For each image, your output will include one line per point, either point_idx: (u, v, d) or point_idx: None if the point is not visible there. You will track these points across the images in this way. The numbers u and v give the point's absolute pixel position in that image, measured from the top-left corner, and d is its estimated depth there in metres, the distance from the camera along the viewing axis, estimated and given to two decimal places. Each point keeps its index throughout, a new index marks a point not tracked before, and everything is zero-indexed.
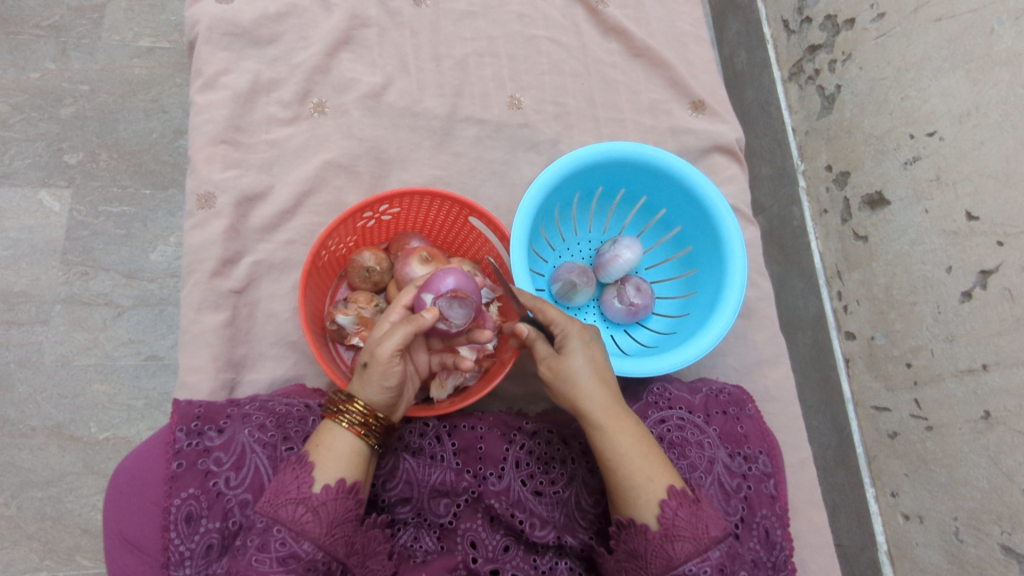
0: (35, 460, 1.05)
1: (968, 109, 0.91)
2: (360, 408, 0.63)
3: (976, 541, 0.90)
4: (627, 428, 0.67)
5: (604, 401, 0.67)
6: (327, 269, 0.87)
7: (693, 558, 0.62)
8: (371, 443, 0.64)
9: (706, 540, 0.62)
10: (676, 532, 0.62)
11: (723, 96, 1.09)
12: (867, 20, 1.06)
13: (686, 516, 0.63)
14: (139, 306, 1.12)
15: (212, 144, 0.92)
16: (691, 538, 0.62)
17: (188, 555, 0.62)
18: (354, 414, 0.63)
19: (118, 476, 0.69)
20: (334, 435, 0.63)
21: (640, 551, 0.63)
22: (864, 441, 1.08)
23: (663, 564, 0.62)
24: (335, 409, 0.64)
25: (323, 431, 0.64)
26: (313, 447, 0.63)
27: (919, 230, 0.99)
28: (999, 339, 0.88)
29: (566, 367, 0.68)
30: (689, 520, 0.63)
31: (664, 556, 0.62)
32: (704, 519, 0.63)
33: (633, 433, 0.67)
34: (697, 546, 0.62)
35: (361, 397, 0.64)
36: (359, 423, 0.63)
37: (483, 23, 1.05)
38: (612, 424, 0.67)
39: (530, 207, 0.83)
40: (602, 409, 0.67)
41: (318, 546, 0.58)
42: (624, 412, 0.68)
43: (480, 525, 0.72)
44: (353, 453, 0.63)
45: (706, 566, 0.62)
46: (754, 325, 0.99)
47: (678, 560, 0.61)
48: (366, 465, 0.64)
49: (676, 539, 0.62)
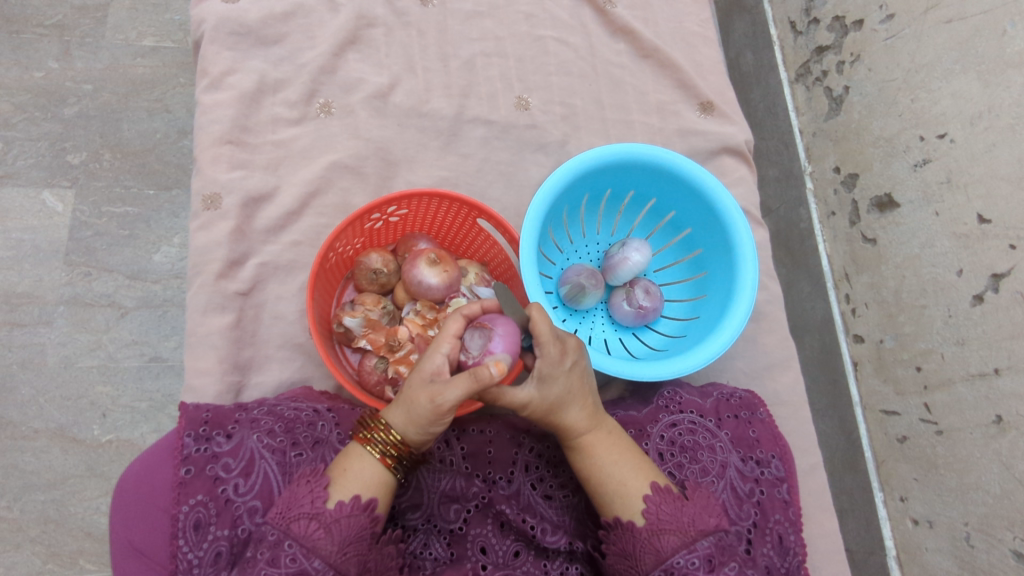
0: (38, 463, 1.04)
1: (980, 111, 0.91)
2: (393, 437, 0.62)
3: (987, 547, 0.89)
4: (601, 439, 0.67)
5: (580, 420, 0.67)
6: (334, 270, 0.86)
7: (681, 550, 0.60)
8: (398, 475, 0.64)
9: (693, 532, 0.61)
10: (661, 526, 0.62)
11: (732, 97, 1.08)
12: (876, 21, 1.05)
13: (670, 510, 0.63)
14: (142, 307, 1.12)
15: (218, 144, 0.91)
16: (677, 530, 0.62)
17: (197, 564, 0.61)
18: (387, 442, 0.62)
19: (125, 482, 0.68)
20: (360, 461, 0.62)
21: (629, 550, 0.63)
22: (873, 445, 1.07)
23: (652, 558, 0.61)
24: (366, 434, 0.63)
25: (348, 454, 0.63)
26: (339, 470, 0.62)
27: (929, 233, 0.98)
28: (1011, 343, 0.87)
29: (545, 399, 0.64)
30: (673, 513, 0.63)
31: (652, 549, 0.61)
32: (690, 514, 0.63)
33: (607, 444, 0.67)
34: (683, 538, 0.61)
35: (397, 426, 0.63)
36: (387, 454, 0.63)
37: (490, 23, 1.04)
38: (588, 438, 0.67)
39: (540, 208, 0.82)
40: (580, 428, 0.67)
41: (329, 564, 0.56)
42: (596, 428, 0.68)
43: (490, 530, 0.71)
44: (379, 482, 0.62)
45: (695, 558, 0.60)
46: (763, 329, 0.98)
47: (667, 553, 0.61)
48: (388, 490, 0.63)
49: (663, 531, 0.62)
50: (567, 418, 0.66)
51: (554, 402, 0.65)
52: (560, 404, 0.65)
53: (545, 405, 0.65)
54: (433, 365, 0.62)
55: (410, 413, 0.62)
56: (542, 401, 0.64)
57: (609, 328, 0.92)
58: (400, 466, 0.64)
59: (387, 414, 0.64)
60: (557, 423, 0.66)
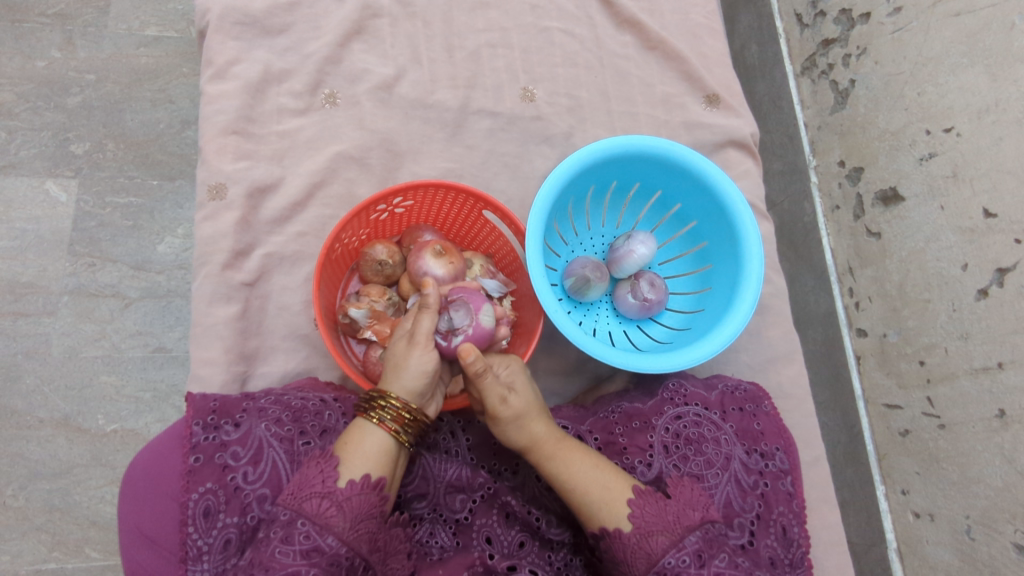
0: (43, 452, 1.04)
1: (987, 105, 0.90)
2: (395, 404, 0.64)
3: (989, 540, 0.90)
4: (576, 448, 0.68)
5: (551, 430, 0.69)
6: (339, 262, 0.86)
7: (670, 550, 0.61)
8: (403, 439, 0.64)
9: (680, 530, 0.62)
10: (648, 528, 0.62)
11: (737, 89, 1.07)
12: (884, 14, 1.05)
13: (654, 510, 0.63)
14: (147, 298, 1.12)
15: (223, 135, 0.91)
16: (664, 530, 0.62)
17: (206, 551, 0.61)
18: (389, 410, 0.64)
19: (133, 471, 0.68)
20: (363, 433, 0.63)
21: (620, 556, 0.63)
22: (875, 439, 1.08)
23: (644, 562, 0.61)
24: (367, 407, 0.65)
25: (352, 430, 0.64)
26: (342, 445, 0.62)
27: (934, 227, 0.98)
28: (1015, 337, 0.87)
29: (522, 402, 0.67)
30: (657, 514, 0.63)
31: (643, 553, 0.61)
32: (674, 512, 0.64)
33: (580, 453, 0.68)
34: (671, 538, 0.62)
35: (394, 392, 0.65)
36: (392, 419, 0.64)
37: (496, 13, 1.04)
38: (562, 448, 0.68)
39: (546, 199, 0.82)
40: (550, 439, 0.68)
41: (342, 541, 0.57)
42: (568, 439, 0.69)
43: (496, 520, 0.71)
44: (381, 452, 0.63)
45: (684, 556, 0.61)
46: (768, 322, 0.99)
47: (658, 555, 0.61)
48: (392, 463, 0.63)
49: (651, 533, 0.62)
50: (537, 428, 0.68)
51: (531, 405, 0.68)
52: (534, 409, 0.68)
53: (523, 407, 0.67)
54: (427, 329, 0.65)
55: (408, 375, 0.65)
56: (521, 402, 0.67)
57: (613, 321, 0.93)
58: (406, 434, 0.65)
59: (382, 387, 0.66)
60: (529, 433, 0.68)
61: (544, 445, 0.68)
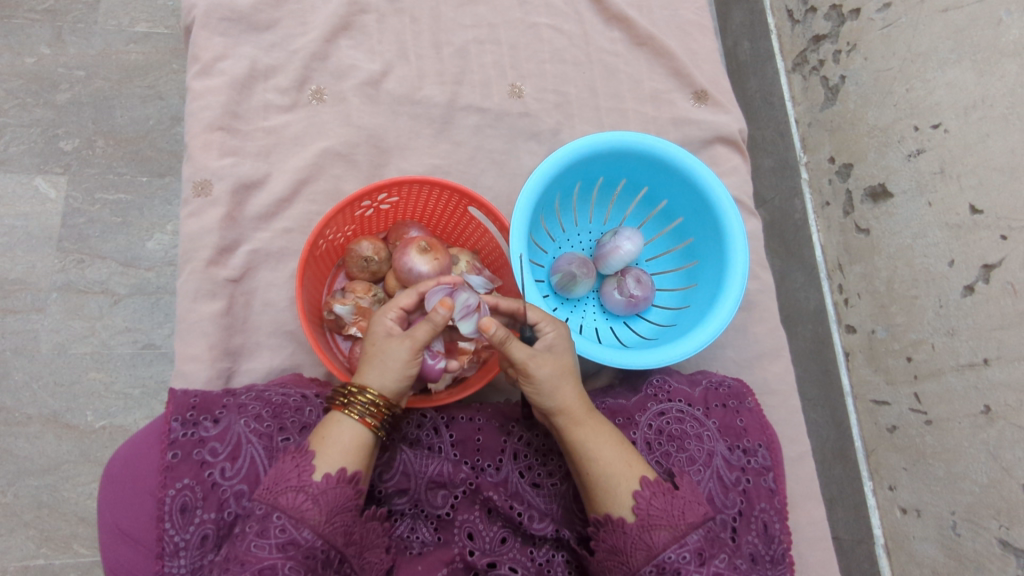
0: (31, 449, 1.04)
1: (974, 101, 0.90)
2: (370, 398, 0.64)
3: (974, 535, 0.90)
4: (603, 424, 0.68)
5: (583, 400, 0.68)
6: (325, 258, 0.86)
7: (671, 546, 0.60)
8: (378, 434, 0.65)
9: (684, 526, 0.61)
10: (652, 521, 0.61)
11: (726, 86, 1.07)
12: (873, 11, 1.05)
13: (661, 504, 0.62)
14: (136, 294, 1.12)
15: (209, 131, 0.91)
16: (668, 525, 0.61)
17: (183, 546, 0.62)
18: (364, 404, 0.64)
19: (112, 467, 0.68)
20: (340, 427, 0.63)
21: (619, 546, 0.62)
22: (863, 434, 1.08)
23: (643, 554, 0.61)
24: (343, 401, 0.64)
25: (328, 423, 0.64)
26: (318, 438, 0.62)
27: (922, 223, 0.98)
28: (1001, 334, 0.87)
29: (558, 362, 0.67)
30: (663, 508, 0.62)
31: (644, 545, 0.61)
32: (680, 506, 0.63)
33: (606, 429, 0.67)
34: (674, 533, 0.61)
35: (373, 387, 0.65)
36: (369, 414, 0.64)
37: (484, 10, 1.03)
38: (591, 420, 0.67)
39: (531, 196, 0.82)
40: (583, 407, 0.67)
41: (318, 534, 0.58)
42: (595, 414, 0.69)
43: (478, 517, 0.71)
44: (358, 445, 0.63)
45: (685, 552, 0.60)
46: (754, 318, 0.99)
47: (659, 548, 0.60)
48: (368, 456, 0.64)
49: (654, 527, 0.61)
50: (569, 392, 0.67)
51: (565, 367, 0.68)
52: (569, 373, 0.68)
53: (557, 367, 0.67)
54: (422, 335, 0.66)
55: (394, 374, 0.65)
56: (554, 361, 0.67)
57: (600, 317, 0.93)
58: (381, 426, 0.65)
59: (358, 380, 0.66)
60: (561, 395, 0.67)
61: (574, 413, 0.67)
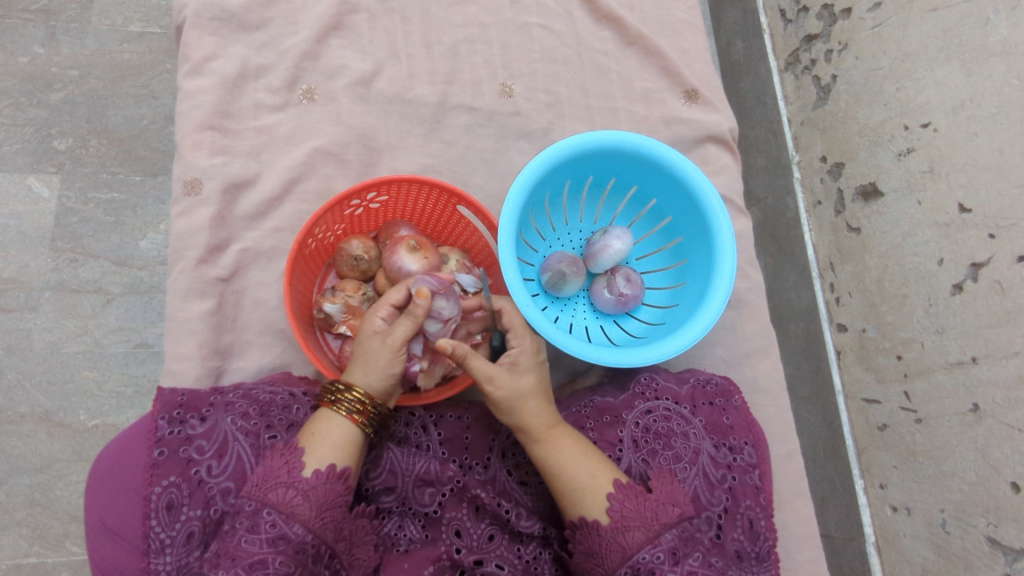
0: (24, 447, 1.05)
1: (963, 100, 0.90)
2: (357, 396, 0.64)
3: (962, 533, 0.90)
4: (569, 435, 0.68)
5: (547, 413, 0.68)
6: (314, 257, 0.86)
7: (645, 546, 0.61)
8: (366, 430, 0.65)
9: (657, 527, 0.62)
10: (625, 523, 0.62)
11: (717, 85, 1.08)
12: (864, 10, 1.05)
13: (633, 506, 0.63)
14: (129, 293, 1.12)
15: (199, 131, 0.91)
16: (642, 526, 0.62)
17: (170, 543, 0.62)
18: (351, 402, 0.64)
19: (99, 465, 0.69)
20: (329, 423, 0.64)
21: (595, 548, 0.63)
22: (853, 433, 1.08)
23: (618, 555, 0.61)
24: (331, 398, 0.65)
25: (317, 419, 0.65)
26: (307, 434, 0.63)
27: (912, 222, 0.98)
28: (988, 332, 0.88)
29: (515, 382, 0.67)
30: (636, 509, 0.63)
31: (618, 547, 0.61)
32: (653, 507, 0.63)
33: (570, 440, 0.67)
34: (648, 534, 0.61)
35: (359, 385, 0.65)
36: (356, 411, 0.64)
37: (475, 9, 1.04)
38: (556, 431, 0.67)
39: (519, 195, 0.82)
40: (545, 422, 0.67)
41: (308, 529, 0.58)
42: (560, 424, 0.68)
43: (465, 514, 0.71)
44: (346, 441, 0.63)
45: (660, 552, 0.60)
46: (744, 317, 0.99)
47: (633, 549, 0.61)
48: (357, 452, 0.64)
49: (627, 528, 0.62)
50: (532, 408, 0.67)
51: (525, 388, 0.67)
52: (530, 394, 0.68)
53: (514, 388, 0.67)
54: (401, 335, 0.65)
55: (377, 374, 0.65)
56: (512, 383, 0.67)
57: (590, 316, 0.93)
58: (369, 423, 0.65)
59: (347, 378, 0.66)
60: (523, 413, 0.67)
61: (536, 430, 0.67)
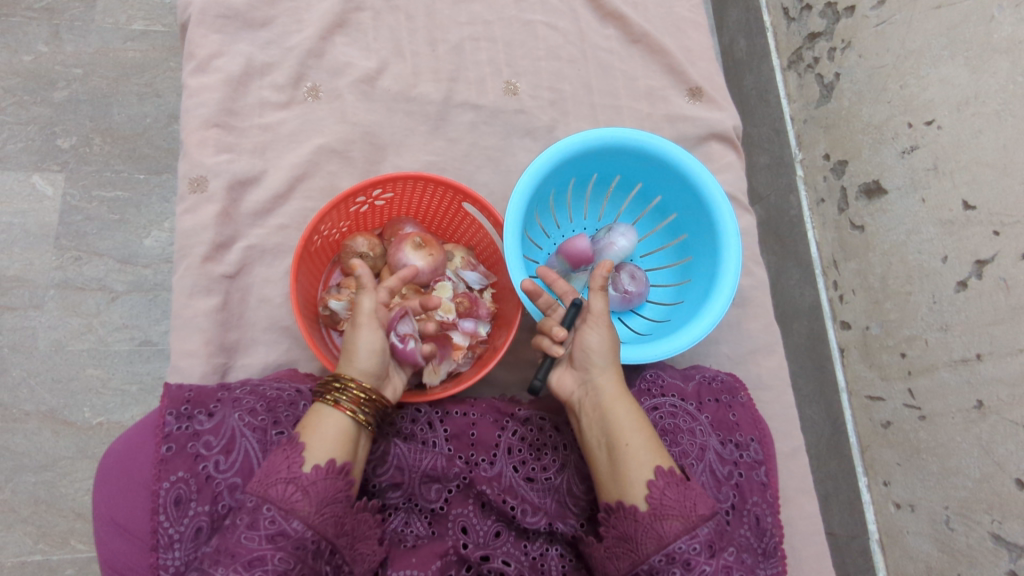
0: (29, 445, 1.05)
1: (967, 98, 0.91)
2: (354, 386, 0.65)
3: (966, 530, 0.90)
4: (637, 412, 0.69)
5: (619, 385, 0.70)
6: (320, 254, 0.86)
7: (682, 536, 0.61)
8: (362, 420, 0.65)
9: (695, 518, 0.62)
10: (664, 511, 0.62)
11: (722, 83, 1.08)
12: (868, 7, 1.05)
13: (674, 495, 0.62)
14: (133, 291, 1.12)
15: (204, 128, 0.91)
16: (680, 516, 0.61)
17: (178, 538, 0.62)
18: (350, 393, 0.65)
19: (107, 459, 0.69)
20: (320, 416, 0.64)
21: (629, 533, 0.63)
22: (857, 430, 1.08)
23: (654, 544, 0.61)
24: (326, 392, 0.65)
25: (309, 414, 0.65)
26: (303, 429, 0.63)
27: (915, 220, 0.98)
28: (993, 329, 0.88)
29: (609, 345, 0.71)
30: (677, 499, 0.62)
31: (654, 535, 0.61)
32: (692, 498, 0.63)
33: (638, 415, 0.69)
34: (685, 524, 0.61)
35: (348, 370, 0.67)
36: (352, 400, 0.65)
37: (479, 7, 1.04)
38: (628, 404, 0.69)
39: (525, 192, 0.82)
40: (621, 391, 0.70)
41: (308, 525, 0.58)
42: (632, 401, 0.70)
43: (472, 510, 0.72)
44: (340, 432, 0.63)
45: (696, 543, 0.61)
46: (748, 314, 0.99)
47: (669, 539, 0.61)
48: (353, 445, 0.64)
49: (665, 517, 0.61)
50: (606, 377, 0.70)
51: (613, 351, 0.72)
52: (614, 360, 0.72)
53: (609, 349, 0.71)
54: (368, 307, 0.69)
55: (360, 354, 0.67)
56: (610, 343, 0.71)
57: None
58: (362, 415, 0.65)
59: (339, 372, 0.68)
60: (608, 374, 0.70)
61: (614, 395, 0.69)
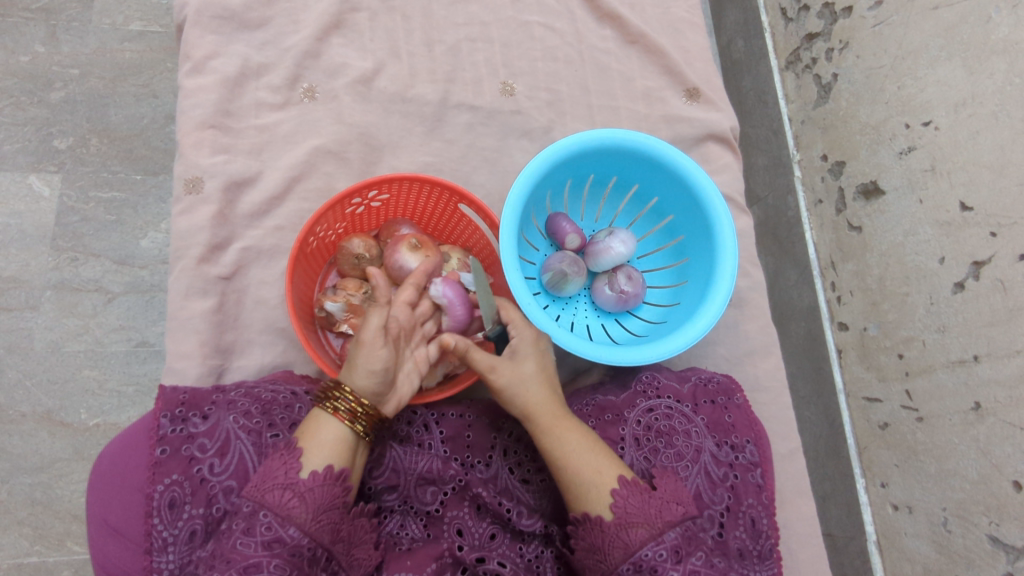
0: (26, 446, 1.05)
1: (964, 99, 0.90)
2: (349, 397, 0.64)
3: (964, 532, 0.90)
4: (574, 428, 0.68)
5: (551, 405, 0.69)
6: (316, 256, 0.86)
7: (648, 543, 0.60)
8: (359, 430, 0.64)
9: (661, 524, 0.61)
10: (629, 520, 0.62)
11: (719, 84, 1.07)
12: (865, 8, 1.05)
13: (637, 502, 0.63)
14: (130, 292, 1.12)
15: (200, 129, 0.91)
16: (645, 523, 0.61)
17: (172, 542, 0.62)
18: (344, 402, 0.64)
19: (101, 462, 0.69)
20: (320, 424, 0.63)
21: (598, 544, 0.62)
22: (855, 431, 1.08)
23: (621, 552, 0.61)
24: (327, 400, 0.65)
25: (309, 420, 0.65)
26: (301, 434, 0.63)
27: (913, 221, 0.98)
28: (990, 330, 0.88)
29: (516, 371, 0.69)
30: (640, 506, 0.62)
31: (621, 543, 0.61)
32: (657, 505, 0.63)
33: (576, 432, 0.68)
34: (651, 531, 0.61)
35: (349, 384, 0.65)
36: (347, 412, 0.64)
37: (476, 8, 1.04)
38: (560, 425, 0.68)
39: (521, 193, 0.82)
40: (548, 413, 0.68)
41: (304, 531, 0.58)
42: (569, 418, 0.69)
43: (467, 513, 0.71)
44: (338, 439, 0.63)
45: (662, 549, 0.60)
46: (745, 316, 0.99)
47: (636, 546, 0.60)
48: (351, 454, 0.64)
49: (631, 525, 0.61)
50: (535, 404, 0.69)
51: (526, 374, 0.69)
52: (532, 378, 0.69)
53: (515, 375, 0.69)
54: (374, 326, 0.65)
55: (359, 372, 0.65)
56: (512, 371, 0.69)
57: (591, 314, 0.93)
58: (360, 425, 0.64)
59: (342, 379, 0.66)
60: (525, 402, 0.68)
61: (543, 419, 0.68)
